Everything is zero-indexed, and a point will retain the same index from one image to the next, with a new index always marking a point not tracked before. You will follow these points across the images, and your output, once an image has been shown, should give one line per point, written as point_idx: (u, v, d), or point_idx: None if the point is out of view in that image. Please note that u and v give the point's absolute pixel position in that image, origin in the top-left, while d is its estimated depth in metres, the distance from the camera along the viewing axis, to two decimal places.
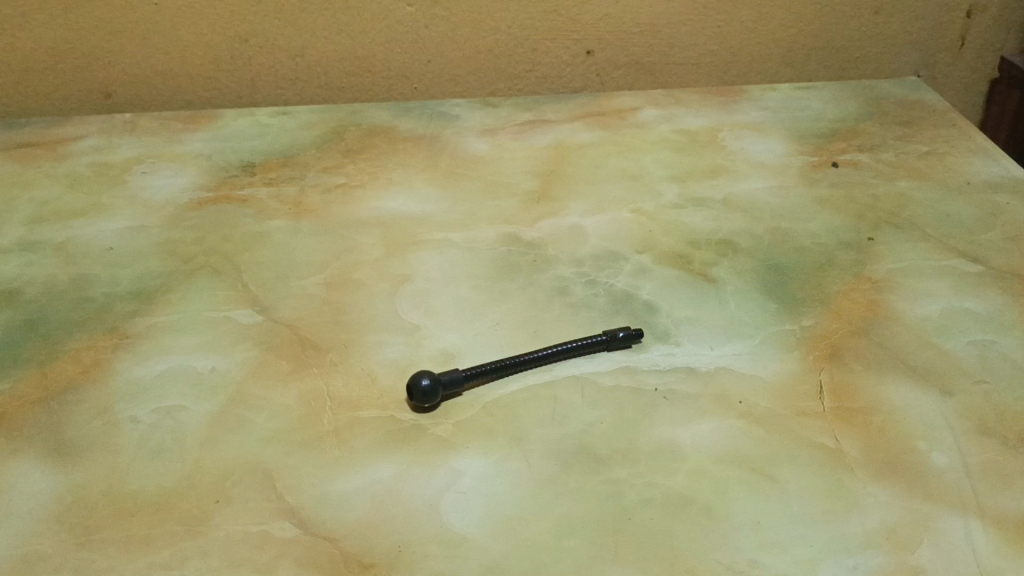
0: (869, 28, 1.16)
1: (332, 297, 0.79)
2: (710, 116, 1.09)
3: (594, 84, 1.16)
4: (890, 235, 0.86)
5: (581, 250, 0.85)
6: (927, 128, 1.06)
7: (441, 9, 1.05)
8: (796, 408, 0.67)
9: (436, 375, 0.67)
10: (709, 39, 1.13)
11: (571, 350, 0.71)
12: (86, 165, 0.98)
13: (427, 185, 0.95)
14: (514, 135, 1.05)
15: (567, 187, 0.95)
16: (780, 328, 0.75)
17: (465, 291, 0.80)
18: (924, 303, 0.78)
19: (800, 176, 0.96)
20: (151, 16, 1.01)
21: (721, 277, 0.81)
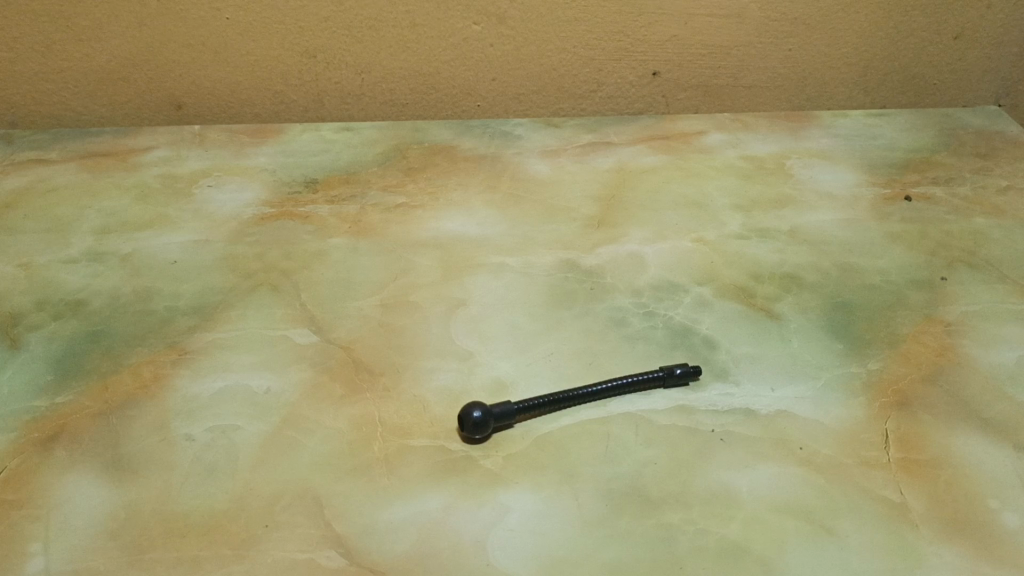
0: (948, 54, 1.12)
1: (387, 319, 0.79)
2: (777, 142, 1.07)
3: (659, 106, 1.14)
4: (964, 275, 0.83)
5: (639, 279, 0.83)
6: (1007, 162, 1.02)
7: (508, 28, 1.04)
8: (859, 457, 0.65)
9: (488, 407, 0.66)
10: (780, 63, 1.11)
11: (632, 386, 0.70)
12: (154, 176, 1.00)
13: (487, 207, 0.95)
14: (575, 157, 1.04)
15: (627, 213, 0.93)
16: (845, 370, 0.72)
17: (520, 318, 0.79)
18: (1000, 349, 0.74)
19: (870, 208, 0.93)
20: (223, 30, 1.02)
21: (784, 313, 0.79)
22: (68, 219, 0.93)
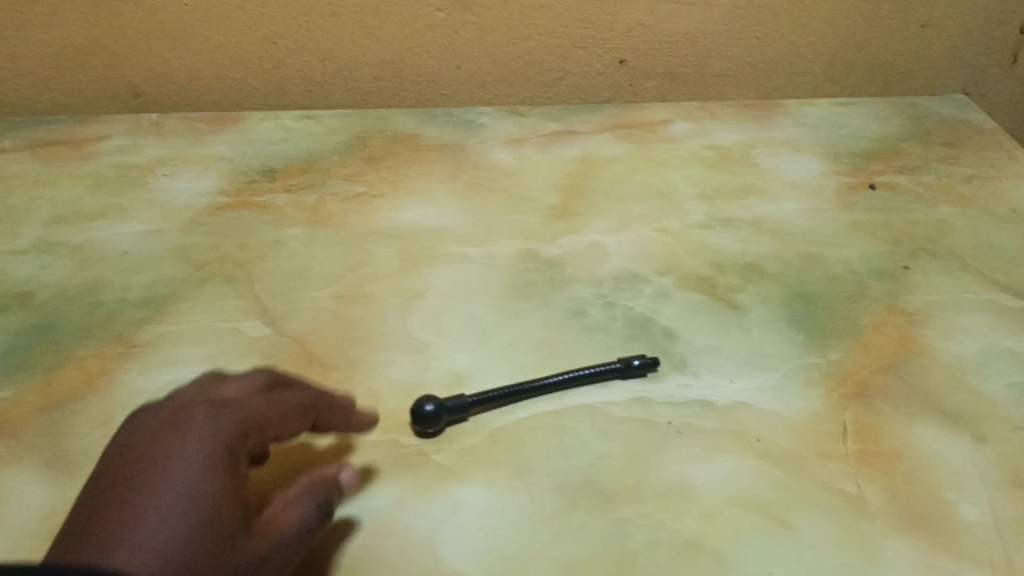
0: (916, 42, 1.12)
1: (343, 310, 0.77)
2: (743, 131, 1.06)
3: (626, 94, 1.13)
4: (927, 264, 0.82)
5: (601, 269, 0.82)
6: (973, 150, 1.01)
7: (472, 15, 1.03)
8: (817, 449, 0.64)
9: (441, 401, 0.65)
10: (747, 51, 1.10)
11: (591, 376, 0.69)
12: (109, 166, 0.98)
13: (448, 197, 0.93)
14: (540, 146, 1.03)
15: (590, 203, 0.92)
16: (805, 361, 0.71)
17: (479, 309, 0.78)
18: (961, 340, 0.74)
19: (834, 197, 0.92)
20: (180, 17, 1.00)
21: (746, 303, 0.78)
22: (18, 209, 0.91)
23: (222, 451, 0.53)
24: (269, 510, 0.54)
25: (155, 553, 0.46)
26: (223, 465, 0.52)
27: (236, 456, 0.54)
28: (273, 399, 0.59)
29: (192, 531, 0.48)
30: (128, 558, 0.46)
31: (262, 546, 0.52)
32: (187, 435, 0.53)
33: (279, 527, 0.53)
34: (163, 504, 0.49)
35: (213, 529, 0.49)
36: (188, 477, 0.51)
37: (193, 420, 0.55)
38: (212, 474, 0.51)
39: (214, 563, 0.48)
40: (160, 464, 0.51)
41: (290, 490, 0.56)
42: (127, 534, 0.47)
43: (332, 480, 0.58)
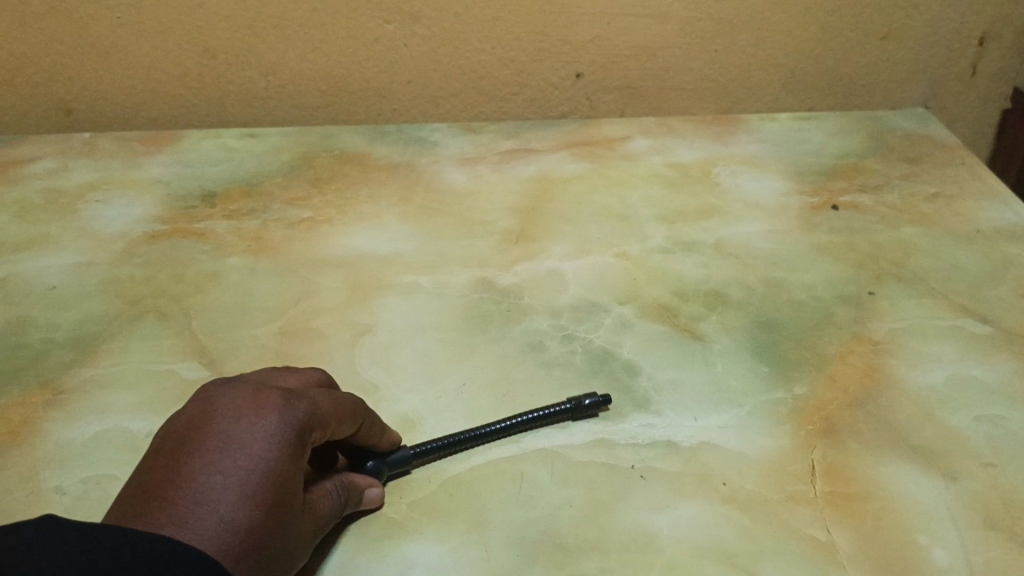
0: (876, 54, 1.10)
1: (286, 349, 0.73)
2: (703, 148, 1.03)
3: (583, 108, 1.10)
4: (892, 289, 0.80)
5: (558, 299, 0.79)
6: (935, 167, 0.99)
7: (422, 28, 0.99)
8: (785, 492, 0.61)
9: (381, 454, 0.61)
10: (706, 64, 1.07)
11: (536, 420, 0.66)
12: (37, 191, 0.92)
13: (399, 221, 0.89)
14: (494, 165, 0.99)
15: (547, 226, 0.89)
16: (771, 396, 0.69)
17: (430, 345, 0.74)
18: (928, 369, 0.72)
19: (797, 218, 0.90)
20: (113, 31, 0.95)
21: (709, 334, 0.75)
22: None
23: (298, 435, 0.51)
24: (311, 493, 0.54)
25: (231, 536, 0.45)
26: (298, 451, 0.50)
27: (309, 443, 0.52)
28: (338, 395, 0.57)
29: (263, 517, 0.47)
30: (204, 538, 0.44)
31: (304, 531, 0.52)
32: (272, 410, 0.50)
33: (315, 514, 0.53)
34: (232, 479, 0.47)
35: (277, 519, 0.48)
36: (268, 460, 0.48)
37: (269, 395, 0.51)
38: (289, 459, 0.49)
39: (271, 555, 0.47)
40: (239, 439, 0.48)
41: (326, 481, 0.56)
42: (208, 507, 0.45)
43: (359, 485, 0.58)
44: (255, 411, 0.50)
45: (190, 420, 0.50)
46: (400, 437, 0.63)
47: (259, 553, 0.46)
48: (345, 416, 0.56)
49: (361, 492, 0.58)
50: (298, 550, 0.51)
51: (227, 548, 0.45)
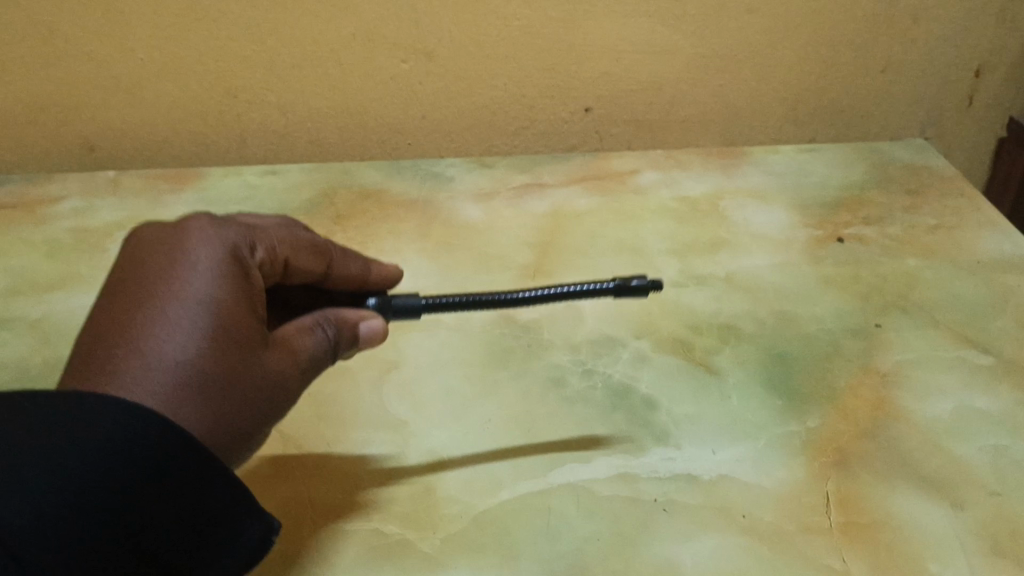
0: (875, 86, 1.14)
1: (316, 386, 0.76)
2: (710, 180, 1.07)
3: (592, 141, 1.13)
4: (897, 321, 0.83)
5: (577, 333, 0.82)
6: (935, 198, 1.03)
7: (436, 66, 1.02)
8: (801, 522, 0.64)
9: (387, 300, 0.67)
10: (711, 98, 1.11)
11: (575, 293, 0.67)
12: (66, 230, 0.95)
13: (419, 257, 0.92)
14: (508, 200, 1.02)
15: (563, 261, 0.92)
16: (785, 429, 0.72)
17: (456, 380, 0.76)
18: (934, 400, 0.75)
19: (804, 250, 0.93)
20: (137, 71, 0.98)
21: (723, 367, 0.78)
22: None
23: (230, 285, 0.55)
24: (286, 331, 0.58)
25: (167, 361, 0.50)
26: (233, 275, 0.56)
27: (242, 282, 0.56)
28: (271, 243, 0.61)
29: (205, 339, 0.52)
30: (148, 388, 0.49)
31: (274, 359, 0.55)
32: (199, 244, 0.56)
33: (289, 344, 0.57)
34: (173, 332, 0.51)
35: (223, 343, 0.52)
36: (199, 305, 0.53)
37: (199, 231, 0.57)
38: (221, 290, 0.54)
39: (232, 387, 0.52)
40: (170, 297, 0.53)
41: (305, 318, 0.60)
42: (146, 341, 0.51)
43: (351, 321, 0.62)
44: (182, 244, 0.56)
45: (126, 285, 0.54)
46: (372, 275, 0.69)
47: (207, 375, 0.51)
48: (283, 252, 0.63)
49: (344, 329, 0.62)
50: (274, 381, 0.55)
51: (162, 370, 0.50)
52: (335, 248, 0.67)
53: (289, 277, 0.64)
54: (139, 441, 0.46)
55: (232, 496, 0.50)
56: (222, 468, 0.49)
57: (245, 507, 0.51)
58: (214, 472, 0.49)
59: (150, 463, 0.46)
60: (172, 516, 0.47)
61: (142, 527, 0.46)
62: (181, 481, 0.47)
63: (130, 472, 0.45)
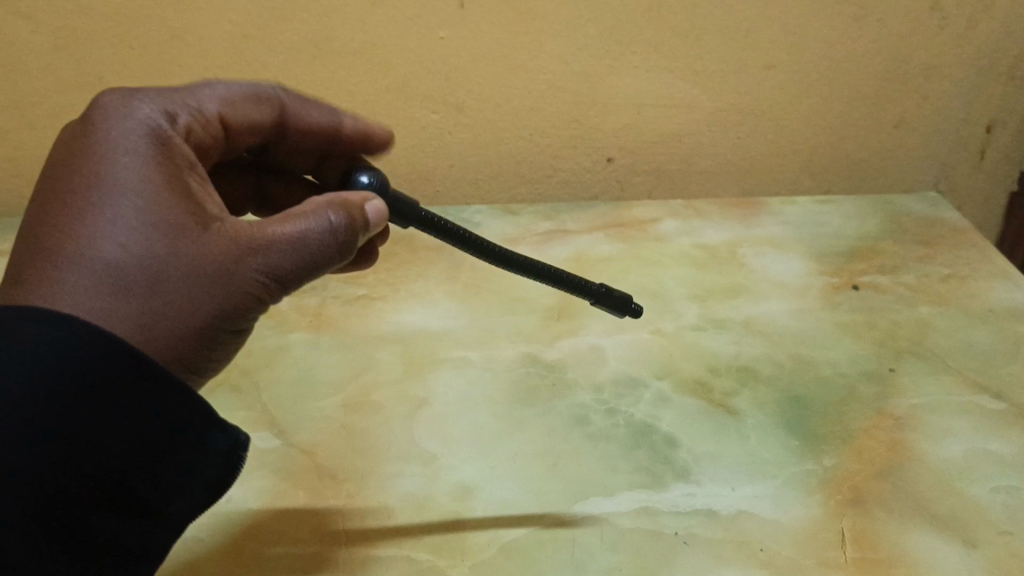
0: (888, 141, 1.17)
1: (349, 420, 0.79)
2: (728, 229, 1.10)
3: (614, 191, 1.17)
4: (911, 366, 0.86)
5: (600, 374, 0.85)
6: (948, 249, 1.06)
7: (466, 117, 1.07)
8: (818, 557, 0.66)
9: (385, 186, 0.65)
10: (730, 150, 1.15)
11: (573, 282, 0.76)
12: None
13: (448, 298, 0.96)
14: (533, 246, 1.06)
15: (586, 304, 0.95)
16: (802, 467, 0.74)
17: (483, 416, 0.79)
18: (947, 443, 0.77)
19: (820, 297, 0.96)
20: None
21: (742, 408, 0.80)
22: None
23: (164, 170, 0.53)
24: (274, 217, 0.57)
25: (80, 256, 0.50)
26: (168, 158, 0.54)
27: (175, 165, 0.54)
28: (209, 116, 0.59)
29: (139, 236, 0.51)
30: (74, 288, 0.49)
31: (217, 243, 0.53)
32: (121, 121, 0.54)
33: (241, 228, 0.54)
34: (105, 229, 0.51)
35: (145, 233, 0.51)
36: (132, 196, 0.52)
37: (123, 104, 0.55)
38: (144, 174, 0.53)
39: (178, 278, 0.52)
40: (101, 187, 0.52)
41: (310, 203, 0.58)
42: (62, 234, 0.51)
43: (356, 204, 0.60)
44: (103, 122, 0.54)
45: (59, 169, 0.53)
46: (342, 125, 0.71)
47: (126, 267, 0.50)
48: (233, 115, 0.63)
49: (327, 212, 0.57)
50: (220, 265, 0.53)
51: (77, 265, 0.50)
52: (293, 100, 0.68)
53: (250, 137, 0.66)
54: (57, 365, 0.47)
55: (182, 409, 0.52)
56: (150, 382, 0.50)
57: (200, 420, 0.53)
58: (140, 390, 0.50)
59: (71, 389, 0.47)
60: (108, 441, 0.49)
61: (77, 454, 0.48)
62: (106, 403, 0.48)
63: (55, 402, 0.47)
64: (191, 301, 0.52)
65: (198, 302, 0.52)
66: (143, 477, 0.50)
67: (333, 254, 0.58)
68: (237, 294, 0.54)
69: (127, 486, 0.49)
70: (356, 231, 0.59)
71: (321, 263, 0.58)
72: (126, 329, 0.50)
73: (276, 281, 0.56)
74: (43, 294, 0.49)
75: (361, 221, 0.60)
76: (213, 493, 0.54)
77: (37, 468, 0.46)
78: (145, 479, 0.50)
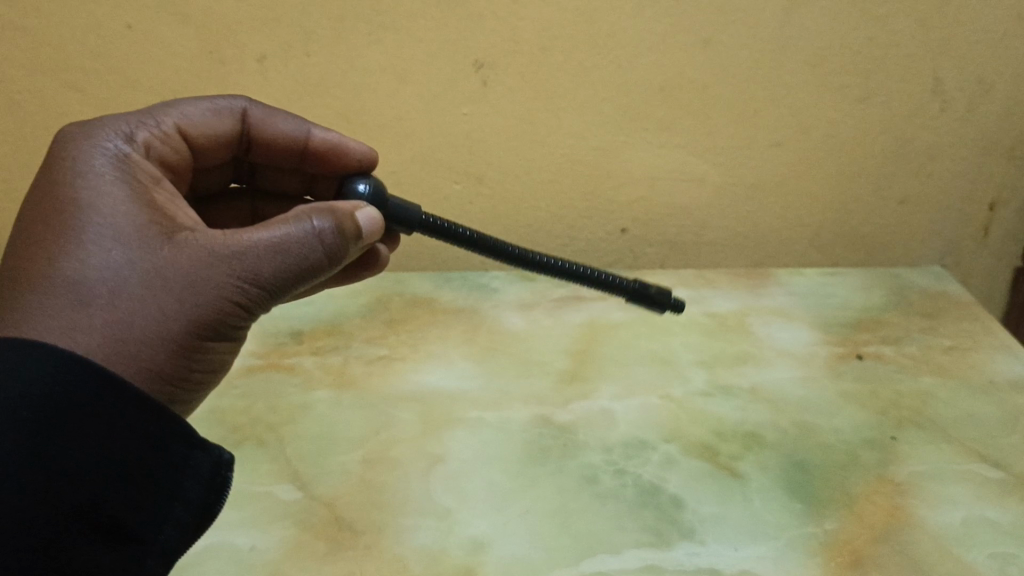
0: (893, 216, 1.22)
1: (368, 474, 0.82)
2: (737, 299, 1.14)
3: (627, 259, 1.22)
4: (912, 435, 0.88)
5: (610, 435, 0.88)
6: (950, 321, 1.09)
7: (486, 188, 1.12)
8: None
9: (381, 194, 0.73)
10: (739, 223, 1.20)
11: (603, 282, 0.81)
12: None
13: (465, 360, 1.00)
14: (549, 311, 1.10)
15: (598, 368, 0.99)
16: (804, 530, 0.76)
17: (496, 474, 0.83)
18: (946, 510, 0.79)
19: (825, 366, 0.99)
20: None
21: (747, 471, 0.83)
22: None
23: (128, 196, 0.60)
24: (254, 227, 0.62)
25: (59, 279, 0.55)
26: (134, 187, 0.61)
27: (139, 192, 0.61)
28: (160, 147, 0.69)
29: (116, 253, 0.57)
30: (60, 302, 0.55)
31: (189, 256, 0.58)
32: (88, 157, 0.62)
33: (212, 242, 0.59)
34: (84, 249, 0.57)
35: (120, 253, 0.57)
36: (104, 220, 0.58)
37: (90, 146, 0.63)
38: (117, 203, 0.59)
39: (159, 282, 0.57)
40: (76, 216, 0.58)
41: (294, 212, 0.64)
42: (47, 260, 0.56)
43: (344, 212, 0.65)
44: (72, 156, 0.62)
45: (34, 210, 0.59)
46: (311, 136, 0.80)
47: (108, 280, 0.56)
48: (193, 129, 0.74)
49: (299, 220, 0.63)
50: (193, 275, 0.58)
51: (57, 288, 0.55)
52: (257, 111, 0.79)
53: (215, 148, 0.77)
54: (37, 399, 0.52)
55: (156, 423, 0.55)
56: (124, 398, 0.54)
57: (176, 434, 0.57)
58: (122, 413, 0.54)
59: (68, 420, 0.52)
60: (84, 463, 0.52)
61: (71, 481, 0.52)
62: (99, 434, 0.53)
63: (53, 433, 0.52)
64: (165, 311, 0.56)
65: (173, 311, 0.57)
66: (131, 506, 0.53)
67: (309, 258, 0.63)
68: (212, 301, 0.58)
69: (116, 515, 0.53)
70: (335, 238, 0.64)
71: (299, 267, 0.62)
72: (102, 343, 0.54)
73: (252, 287, 0.60)
74: (25, 318, 0.54)
75: (342, 230, 0.65)
76: (199, 521, 0.58)
77: (34, 494, 0.50)
78: (132, 510, 0.54)
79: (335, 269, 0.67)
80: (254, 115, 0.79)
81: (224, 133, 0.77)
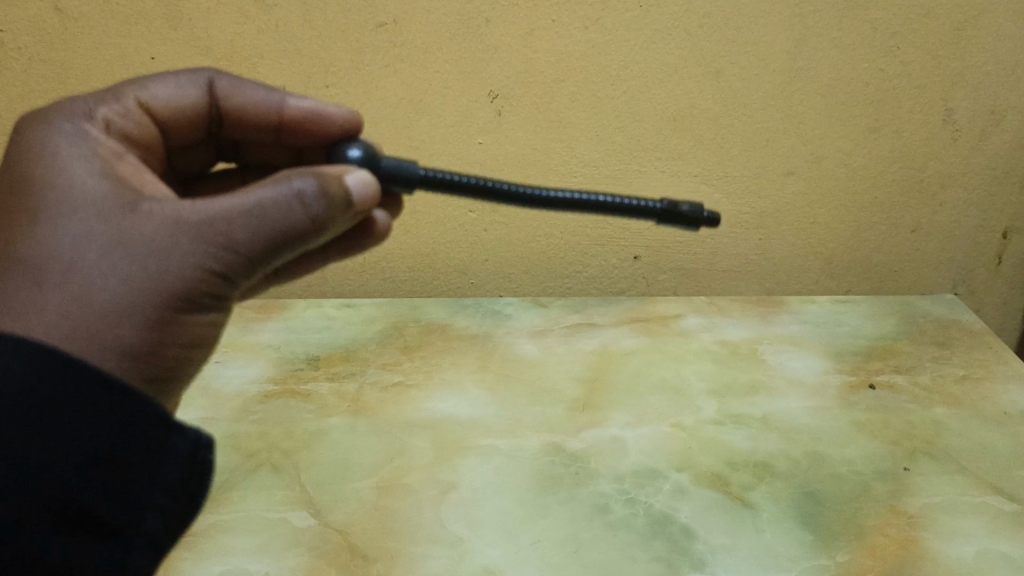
0: (905, 245, 1.22)
1: (382, 502, 0.83)
2: (750, 326, 1.15)
3: (640, 286, 1.23)
4: (925, 465, 0.88)
5: (621, 464, 0.88)
6: (963, 350, 1.09)
7: (500, 216, 1.13)
8: None
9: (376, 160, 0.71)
10: (751, 250, 1.20)
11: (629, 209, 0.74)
12: None
13: (478, 387, 1.01)
14: (562, 338, 1.11)
15: (611, 396, 0.99)
16: (815, 562, 0.76)
17: (507, 503, 0.83)
18: (958, 543, 0.79)
19: (837, 396, 1.00)
20: None
21: (758, 502, 0.83)
22: None
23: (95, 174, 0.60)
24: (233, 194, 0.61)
25: (21, 261, 0.55)
26: (101, 165, 0.61)
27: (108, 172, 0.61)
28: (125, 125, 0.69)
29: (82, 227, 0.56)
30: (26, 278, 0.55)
31: (151, 227, 0.57)
32: (55, 138, 0.62)
33: (179, 209, 0.58)
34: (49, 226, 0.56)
35: (81, 230, 0.56)
36: (69, 197, 0.57)
37: (59, 129, 0.63)
38: (80, 181, 0.58)
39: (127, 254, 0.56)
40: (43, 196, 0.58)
41: (275, 177, 0.61)
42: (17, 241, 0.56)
43: (330, 177, 0.62)
44: (39, 139, 0.61)
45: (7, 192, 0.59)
46: (286, 108, 0.76)
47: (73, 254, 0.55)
48: (158, 106, 0.74)
49: (279, 182, 0.60)
50: (160, 245, 0.56)
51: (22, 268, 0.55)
52: (223, 83, 0.76)
53: (186, 124, 0.76)
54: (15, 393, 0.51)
55: (133, 412, 0.54)
56: (98, 387, 0.53)
57: (155, 421, 0.56)
58: (98, 403, 0.53)
59: (35, 418, 0.51)
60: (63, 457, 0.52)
61: (39, 476, 0.51)
62: (67, 430, 0.52)
63: (23, 433, 0.51)
64: (127, 284, 0.55)
65: (134, 282, 0.55)
66: (103, 501, 0.53)
67: (289, 220, 0.59)
68: (176, 269, 0.56)
69: (89, 511, 0.52)
70: (319, 200, 0.61)
71: (278, 231, 0.59)
72: (58, 320, 0.54)
73: (225, 254, 0.58)
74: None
75: (326, 190, 0.61)
76: (182, 504, 0.57)
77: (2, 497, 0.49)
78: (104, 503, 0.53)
79: (325, 236, 0.64)
80: (221, 86, 0.76)
81: (192, 107, 0.75)
